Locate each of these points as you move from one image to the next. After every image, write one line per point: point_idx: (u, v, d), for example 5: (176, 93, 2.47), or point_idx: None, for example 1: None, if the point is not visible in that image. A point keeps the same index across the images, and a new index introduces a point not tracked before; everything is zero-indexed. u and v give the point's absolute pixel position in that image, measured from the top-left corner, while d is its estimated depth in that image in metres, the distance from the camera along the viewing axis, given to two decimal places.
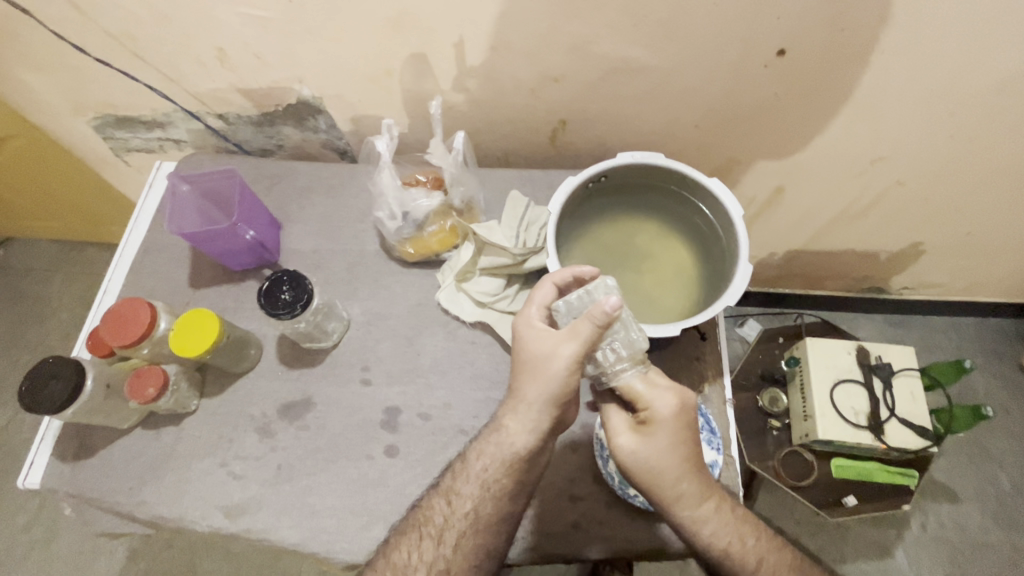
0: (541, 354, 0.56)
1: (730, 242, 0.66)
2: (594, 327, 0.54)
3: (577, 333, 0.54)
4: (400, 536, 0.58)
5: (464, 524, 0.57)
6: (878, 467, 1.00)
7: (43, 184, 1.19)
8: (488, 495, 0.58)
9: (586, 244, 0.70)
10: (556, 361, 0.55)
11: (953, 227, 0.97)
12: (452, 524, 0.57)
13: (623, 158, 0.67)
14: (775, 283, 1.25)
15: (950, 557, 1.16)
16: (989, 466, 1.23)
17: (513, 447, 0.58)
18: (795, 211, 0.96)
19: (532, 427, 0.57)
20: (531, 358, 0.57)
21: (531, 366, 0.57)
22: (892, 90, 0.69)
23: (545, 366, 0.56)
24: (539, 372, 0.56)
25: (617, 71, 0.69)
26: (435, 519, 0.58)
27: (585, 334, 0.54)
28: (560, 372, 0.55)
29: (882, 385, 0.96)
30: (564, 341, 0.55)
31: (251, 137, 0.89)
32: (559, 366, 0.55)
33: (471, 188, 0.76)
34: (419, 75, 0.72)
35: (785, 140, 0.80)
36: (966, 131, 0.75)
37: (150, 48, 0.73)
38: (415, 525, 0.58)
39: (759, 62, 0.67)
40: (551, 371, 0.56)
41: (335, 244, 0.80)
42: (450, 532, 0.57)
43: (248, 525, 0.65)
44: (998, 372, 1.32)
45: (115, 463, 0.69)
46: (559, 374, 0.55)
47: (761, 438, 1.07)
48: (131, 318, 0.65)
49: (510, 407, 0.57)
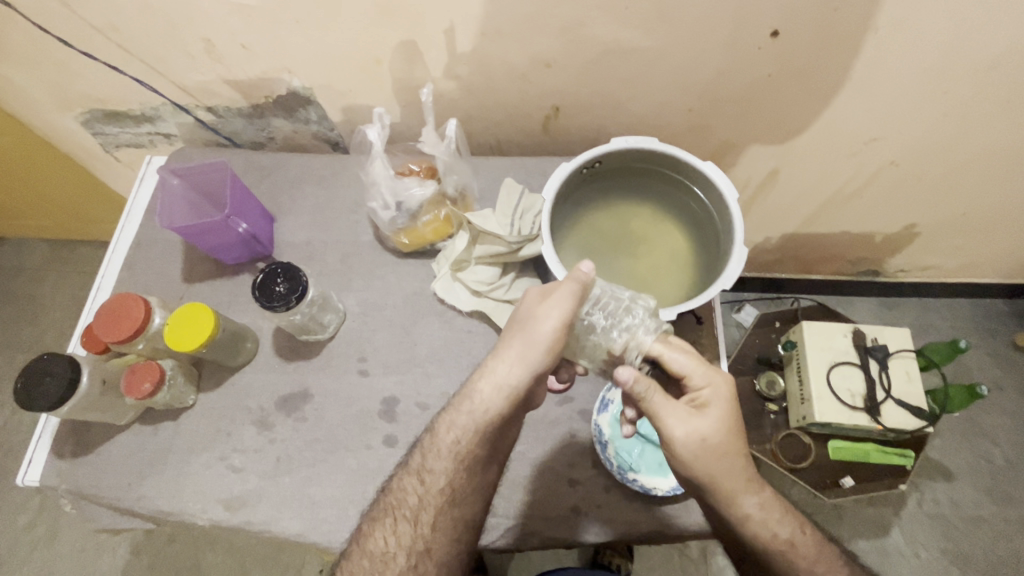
0: (530, 322, 0.57)
1: (725, 225, 0.66)
2: (576, 291, 0.56)
3: (565, 292, 0.56)
4: (387, 508, 0.59)
5: (453, 489, 0.58)
6: (875, 448, 1.01)
7: (33, 182, 1.17)
8: (477, 459, 0.58)
9: (580, 230, 0.69)
10: (542, 324, 0.56)
11: (947, 207, 0.97)
12: (440, 492, 0.58)
13: (616, 143, 0.66)
14: (770, 267, 1.26)
15: (947, 534, 1.18)
16: (985, 445, 1.24)
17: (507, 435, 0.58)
18: (788, 194, 0.96)
19: (523, 391, 0.57)
20: (518, 329, 0.57)
21: (519, 332, 0.57)
22: (887, 68, 0.68)
23: (532, 330, 0.56)
24: (525, 333, 0.56)
25: (609, 54, 0.69)
26: (421, 488, 0.58)
27: (570, 297, 0.56)
28: (547, 335, 0.56)
29: (877, 366, 0.97)
30: (550, 302, 0.56)
31: (241, 129, 0.88)
32: (546, 329, 0.56)
33: (465, 176, 0.75)
34: (408, 63, 0.71)
35: (779, 122, 0.79)
36: (960, 109, 0.74)
37: (136, 40, 0.72)
38: (406, 497, 0.58)
39: (752, 42, 0.66)
40: (539, 335, 0.56)
41: (329, 236, 0.79)
42: (441, 506, 0.58)
43: (248, 517, 0.65)
44: (993, 352, 1.33)
45: (114, 459, 0.68)
46: (547, 339, 0.56)
47: (759, 421, 1.07)
48: (125, 314, 0.65)
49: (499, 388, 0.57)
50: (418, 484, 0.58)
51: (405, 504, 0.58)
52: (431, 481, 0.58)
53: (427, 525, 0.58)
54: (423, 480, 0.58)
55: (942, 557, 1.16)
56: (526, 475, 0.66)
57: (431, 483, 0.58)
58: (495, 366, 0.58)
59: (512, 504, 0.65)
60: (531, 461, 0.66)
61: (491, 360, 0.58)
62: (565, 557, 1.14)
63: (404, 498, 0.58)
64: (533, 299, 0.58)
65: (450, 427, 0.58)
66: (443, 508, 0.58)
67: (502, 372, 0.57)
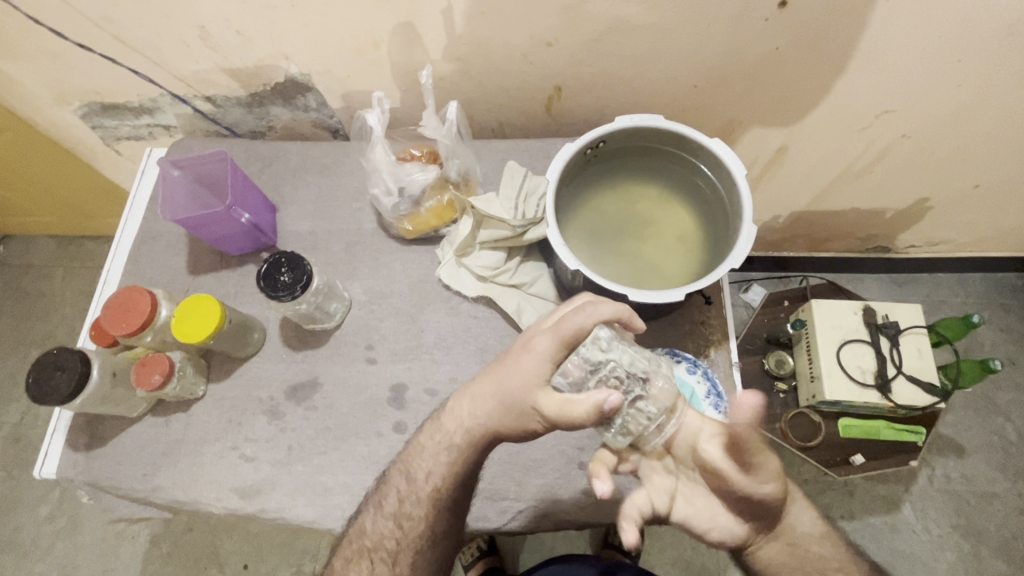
0: (512, 384, 0.55)
1: (733, 203, 0.64)
2: (553, 343, 0.54)
3: (539, 351, 0.54)
4: (362, 551, 0.60)
5: (430, 532, 0.60)
6: (885, 425, 1.00)
7: (34, 178, 1.17)
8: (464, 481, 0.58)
9: (585, 214, 0.69)
10: (513, 389, 0.55)
11: (961, 180, 0.95)
12: (418, 535, 0.60)
13: (621, 122, 0.64)
14: (778, 246, 1.24)
15: (958, 510, 1.18)
16: (996, 420, 1.24)
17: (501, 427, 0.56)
18: (797, 171, 0.95)
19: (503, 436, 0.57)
20: (501, 370, 0.57)
21: (499, 381, 0.57)
22: (900, 38, 0.66)
23: (516, 400, 0.55)
24: (507, 390, 0.55)
25: (612, 32, 0.67)
26: (399, 532, 0.60)
27: (544, 349, 0.54)
28: (525, 411, 0.54)
29: (889, 343, 0.95)
30: (529, 358, 0.54)
31: (241, 119, 0.87)
32: (519, 387, 0.54)
33: (468, 160, 0.74)
34: (407, 46, 0.70)
35: (787, 97, 0.77)
36: (976, 79, 0.72)
37: (131, 30, 0.71)
38: (383, 541, 0.60)
39: (760, 15, 0.64)
40: (512, 389, 0.55)
41: (333, 223, 0.79)
42: (420, 546, 0.60)
43: (263, 505, 0.65)
44: (1005, 326, 1.31)
45: (129, 450, 0.69)
46: (517, 398, 0.54)
47: (768, 401, 1.08)
48: (131, 307, 0.65)
49: (483, 395, 0.58)
50: (395, 529, 0.60)
51: (383, 548, 0.60)
52: (409, 526, 0.60)
53: (404, 566, 0.60)
54: (400, 525, 0.60)
55: (953, 532, 1.17)
56: (536, 460, 0.66)
57: (410, 528, 0.60)
58: (470, 399, 0.59)
59: (524, 487, 0.65)
60: (543, 446, 0.67)
61: (477, 387, 0.59)
62: (576, 539, 1.15)
63: (381, 542, 0.60)
64: (526, 362, 0.55)
65: (429, 475, 0.59)
66: (421, 548, 0.60)
67: (484, 380, 0.59)
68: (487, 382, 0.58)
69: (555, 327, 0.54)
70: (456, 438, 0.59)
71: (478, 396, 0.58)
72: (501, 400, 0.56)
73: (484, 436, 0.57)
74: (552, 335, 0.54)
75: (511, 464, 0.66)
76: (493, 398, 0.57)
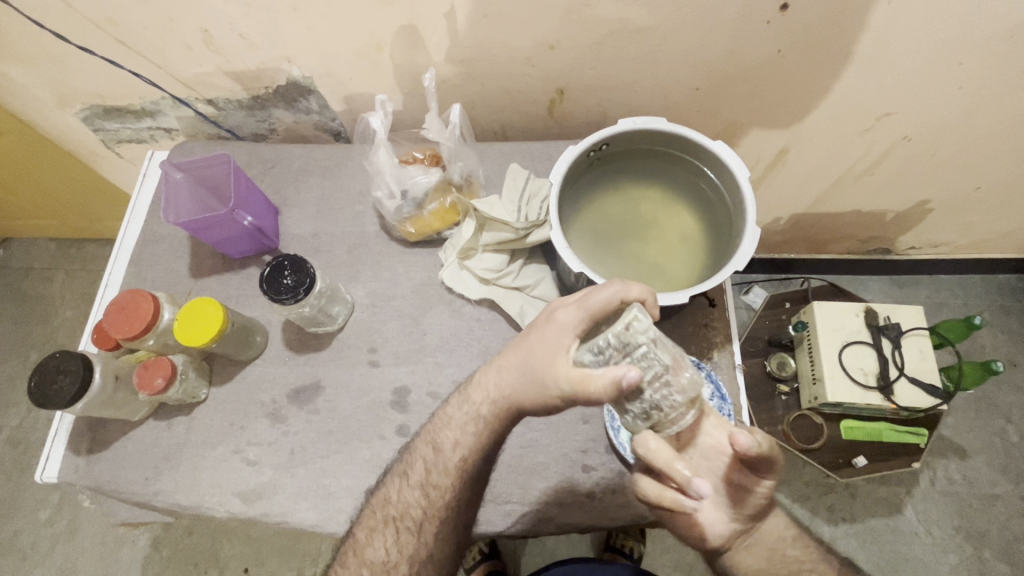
0: (535, 358, 0.55)
1: (737, 205, 0.64)
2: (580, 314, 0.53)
3: (563, 324, 0.54)
4: (389, 520, 0.61)
5: (457, 501, 0.61)
6: (887, 427, 1.00)
7: (35, 182, 1.17)
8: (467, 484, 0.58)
9: (588, 215, 0.69)
10: (534, 363, 0.55)
11: (961, 182, 0.95)
12: (441, 505, 0.61)
13: (624, 124, 0.64)
14: (779, 248, 1.24)
15: (960, 512, 1.18)
16: (997, 422, 1.24)
17: (521, 403, 0.56)
18: (798, 173, 0.95)
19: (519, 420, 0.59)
20: (525, 343, 0.57)
21: (521, 354, 0.57)
22: (900, 41, 0.67)
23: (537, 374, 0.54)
24: (529, 363, 0.56)
25: (614, 35, 0.67)
26: (425, 501, 0.61)
27: (570, 322, 0.54)
28: (545, 388, 0.54)
29: (891, 345, 0.95)
30: (554, 330, 0.55)
31: (243, 122, 0.87)
32: (542, 358, 0.54)
33: (471, 163, 0.74)
34: (409, 49, 0.70)
35: (789, 99, 0.77)
36: (977, 81, 0.72)
37: (133, 33, 0.71)
38: (410, 509, 0.61)
39: (761, 18, 0.64)
40: (536, 361, 0.55)
41: (335, 226, 0.79)
42: (444, 516, 0.61)
43: (265, 509, 0.65)
44: (1006, 328, 1.31)
45: (131, 454, 0.69)
46: (538, 371, 0.54)
47: (770, 405, 1.08)
48: (133, 310, 0.65)
49: (505, 369, 0.58)
50: (422, 498, 0.61)
51: (410, 517, 0.61)
52: (436, 495, 0.61)
53: (430, 535, 0.61)
54: (428, 494, 0.61)
55: (955, 534, 1.16)
56: (539, 463, 0.66)
57: (436, 497, 0.61)
58: (496, 371, 0.59)
59: (527, 491, 0.65)
60: (545, 449, 0.66)
61: (500, 363, 0.59)
62: (578, 543, 1.15)
63: (406, 510, 0.61)
64: (549, 333, 0.55)
65: (457, 445, 0.60)
66: (446, 518, 0.61)
67: (509, 353, 0.59)
68: (511, 354, 0.58)
69: (584, 300, 0.53)
70: (483, 410, 0.59)
71: (502, 371, 0.58)
72: (524, 373, 0.56)
73: (508, 414, 0.58)
74: (579, 307, 0.53)
75: (513, 467, 0.66)
76: (514, 377, 0.57)
